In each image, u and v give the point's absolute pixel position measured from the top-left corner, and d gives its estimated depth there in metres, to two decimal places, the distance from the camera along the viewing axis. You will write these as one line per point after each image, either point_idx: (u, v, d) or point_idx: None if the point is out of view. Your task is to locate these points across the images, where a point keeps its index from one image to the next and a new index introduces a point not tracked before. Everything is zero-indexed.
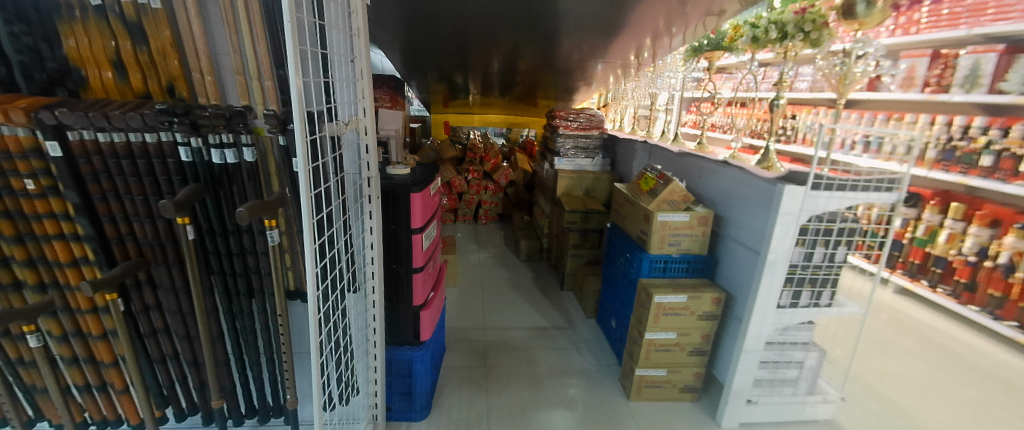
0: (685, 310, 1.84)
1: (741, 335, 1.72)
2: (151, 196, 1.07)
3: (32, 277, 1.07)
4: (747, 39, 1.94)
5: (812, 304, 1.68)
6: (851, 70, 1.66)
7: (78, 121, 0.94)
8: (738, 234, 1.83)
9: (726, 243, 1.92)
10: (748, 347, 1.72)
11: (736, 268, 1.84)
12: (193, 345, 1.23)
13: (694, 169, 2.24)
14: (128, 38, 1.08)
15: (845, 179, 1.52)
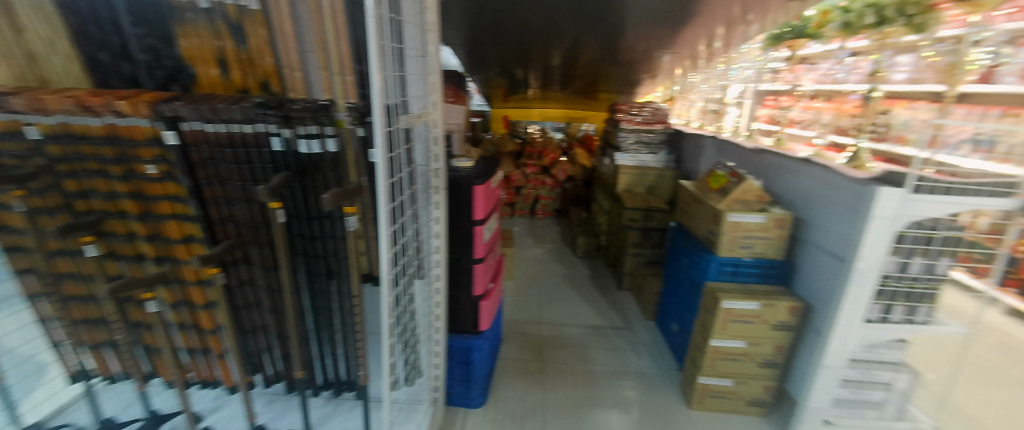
0: (757, 318, 1.68)
1: (820, 350, 1.56)
2: (247, 182, 1.16)
3: (151, 251, 1.21)
4: (838, 25, 1.71)
5: (906, 320, 1.47)
6: (964, 59, 1.34)
7: (192, 114, 1.06)
8: (819, 239, 1.65)
9: (806, 249, 1.74)
10: (829, 364, 1.56)
11: (817, 276, 1.65)
12: (279, 318, 1.35)
13: (772, 168, 2.05)
14: (231, 38, 1.17)
15: (952, 182, 1.29)
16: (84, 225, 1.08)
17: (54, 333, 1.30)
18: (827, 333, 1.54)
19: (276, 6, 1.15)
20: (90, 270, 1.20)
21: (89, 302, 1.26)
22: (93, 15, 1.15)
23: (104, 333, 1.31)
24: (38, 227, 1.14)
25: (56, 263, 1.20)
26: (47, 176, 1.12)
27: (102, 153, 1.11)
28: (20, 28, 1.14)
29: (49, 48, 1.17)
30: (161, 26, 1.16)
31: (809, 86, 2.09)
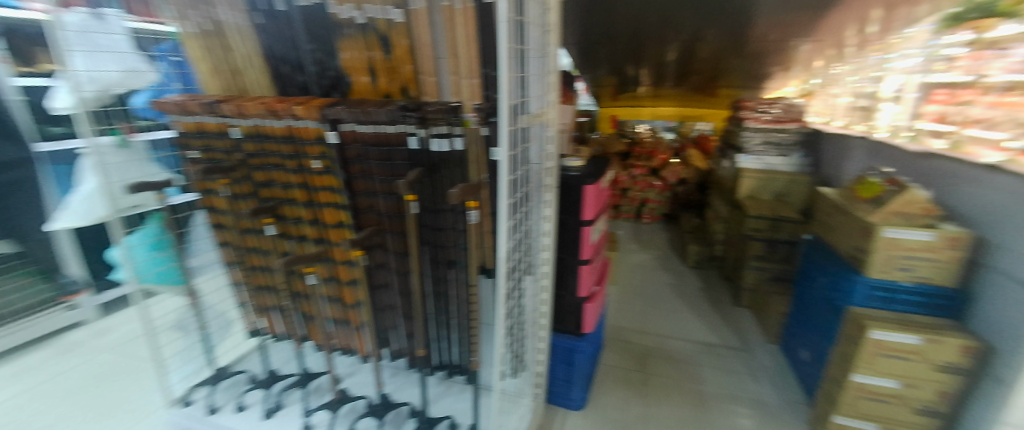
0: (915, 355, 1.37)
1: (1004, 403, 1.26)
2: (389, 177, 1.29)
3: (312, 233, 1.41)
4: None
5: None
6: None
7: (350, 116, 1.19)
8: (1011, 265, 1.28)
9: (988, 276, 1.37)
10: (1013, 421, 1.26)
11: (999, 310, 1.31)
12: (407, 300, 1.48)
13: (942, 176, 1.62)
14: (380, 49, 1.30)
15: None
16: (267, 208, 1.30)
17: (240, 296, 1.58)
18: (1011, 383, 1.24)
19: (417, 16, 1.23)
20: (266, 246, 1.43)
21: (264, 272, 1.48)
22: (279, 33, 1.33)
23: (272, 301, 1.53)
24: (236, 210, 1.39)
25: (247, 239, 1.43)
26: (242, 168, 1.34)
27: (281, 149, 1.30)
28: (228, 47, 1.36)
29: (247, 62, 1.37)
30: (325, 40, 1.32)
31: (1000, 76, 1.40)
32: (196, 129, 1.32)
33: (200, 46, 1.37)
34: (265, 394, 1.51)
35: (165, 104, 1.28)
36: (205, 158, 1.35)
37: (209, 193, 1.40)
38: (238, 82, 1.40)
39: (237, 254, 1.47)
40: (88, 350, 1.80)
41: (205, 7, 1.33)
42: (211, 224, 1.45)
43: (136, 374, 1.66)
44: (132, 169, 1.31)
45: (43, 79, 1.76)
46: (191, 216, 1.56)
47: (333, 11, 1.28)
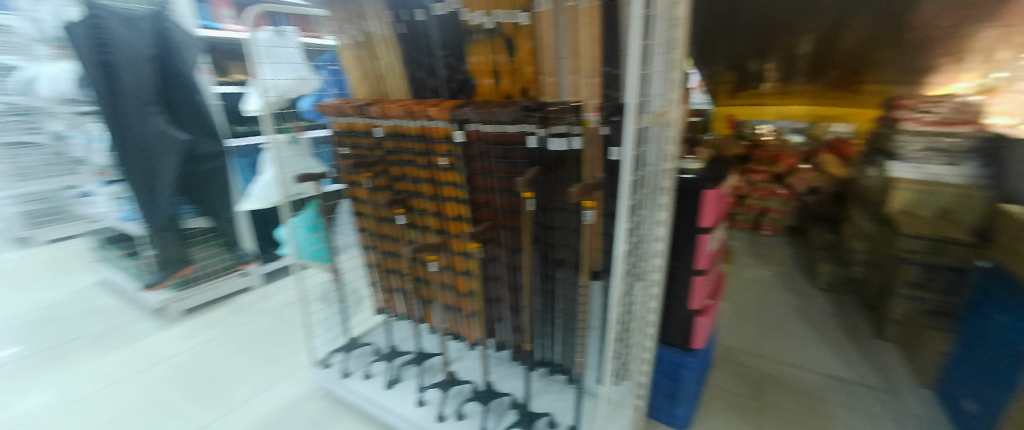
0: None
1: None
2: (508, 174, 1.31)
3: (435, 224, 1.51)
4: None
5: None
6: None
7: (476, 116, 1.24)
8: None
9: None
10: None
11: None
12: (515, 295, 1.50)
13: None
14: (504, 52, 1.33)
15: None
16: (399, 200, 1.45)
17: (372, 276, 1.78)
18: None
19: (542, 17, 1.24)
20: (395, 233, 1.59)
21: (391, 256, 1.66)
22: (415, 42, 1.45)
23: (395, 282, 1.71)
24: (376, 201, 1.56)
25: (383, 227, 1.60)
26: (382, 163, 1.50)
27: (414, 147, 1.42)
28: (375, 56, 1.53)
29: (388, 69, 1.53)
30: (454, 45, 1.40)
31: None
32: (348, 129, 1.51)
33: (351, 57, 1.57)
34: (386, 366, 1.68)
35: (326, 106, 1.49)
36: (351, 153, 1.54)
37: (353, 184, 1.59)
38: (380, 87, 1.58)
39: (371, 238, 1.67)
40: (256, 309, 2.18)
41: (358, 21, 1.50)
42: (354, 212, 1.66)
43: (286, 336, 1.97)
44: (299, 161, 1.53)
45: (236, 88, 2.17)
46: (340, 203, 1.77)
47: (464, 19, 1.34)
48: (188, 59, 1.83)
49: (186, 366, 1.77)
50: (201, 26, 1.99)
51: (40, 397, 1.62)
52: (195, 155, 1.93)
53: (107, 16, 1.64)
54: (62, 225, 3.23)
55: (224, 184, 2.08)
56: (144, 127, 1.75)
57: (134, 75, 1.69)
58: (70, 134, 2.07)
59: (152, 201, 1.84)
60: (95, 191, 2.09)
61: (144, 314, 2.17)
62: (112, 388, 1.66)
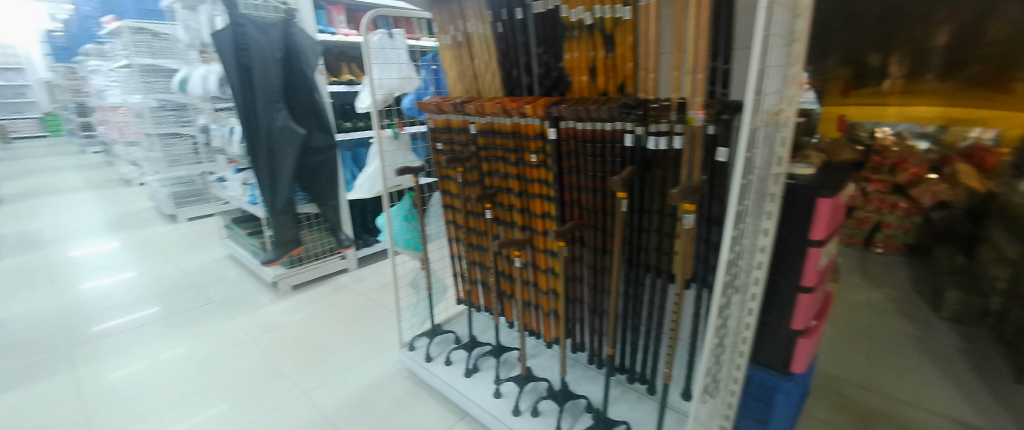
0: None
1: None
2: (602, 173, 1.26)
3: (521, 220, 1.52)
4: None
5: None
6: None
7: (571, 113, 1.21)
8: None
9: None
10: None
11: None
12: (597, 298, 1.44)
13: None
14: (603, 48, 1.30)
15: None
16: (487, 195, 1.47)
17: (456, 267, 1.83)
18: None
19: (645, 11, 1.18)
20: (481, 227, 1.62)
21: (474, 250, 1.70)
22: (512, 41, 1.47)
23: (476, 276, 1.74)
24: (467, 195, 1.60)
25: (470, 222, 1.64)
26: (474, 159, 1.55)
27: (506, 143, 1.44)
28: (472, 54, 1.59)
29: (485, 67, 1.58)
30: (553, 43, 1.40)
31: None
32: (445, 125, 1.58)
33: (450, 57, 1.64)
34: (466, 355, 1.73)
35: (427, 105, 1.57)
36: (446, 149, 1.62)
37: (446, 179, 1.66)
38: (476, 85, 1.64)
39: (456, 231, 1.72)
40: (350, 290, 2.37)
41: (460, 22, 1.56)
42: (443, 204, 1.73)
43: (378, 317, 2.12)
44: (399, 154, 1.63)
45: (343, 87, 2.37)
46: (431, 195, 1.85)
47: (564, 15, 1.34)
48: (308, 61, 2.05)
49: (293, 336, 1.98)
50: (319, 31, 2.21)
51: (185, 349, 1.93)
52: (310, 147, 2.15)
53: (246, 24, 1.88)
54: (202, 206, 3.97)
55: (331, 174, 2.29)
56: (270, 122, 1.98)
57: (265, 76, 1.93)
58: (214, 128, 2.42)
59: (273, 188, 2.07)
60: (232, 177, 2.43)
61: (261, 286, 2.48)
62: (236, 348, 1.92)
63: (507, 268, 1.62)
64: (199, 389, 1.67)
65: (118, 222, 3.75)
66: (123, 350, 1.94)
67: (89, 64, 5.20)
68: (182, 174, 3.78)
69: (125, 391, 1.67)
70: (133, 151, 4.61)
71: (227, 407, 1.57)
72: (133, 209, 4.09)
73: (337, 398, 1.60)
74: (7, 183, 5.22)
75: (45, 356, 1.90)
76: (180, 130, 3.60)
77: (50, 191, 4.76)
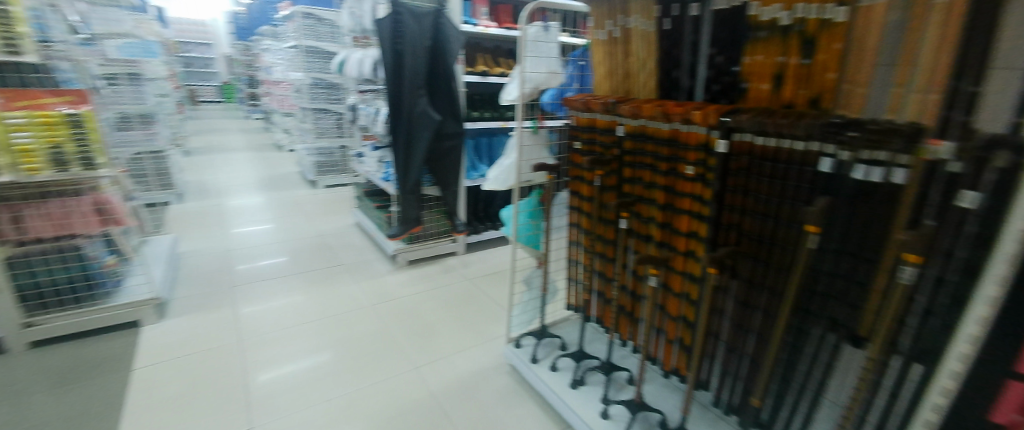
0: None
1: None
2: (786, 200, 1.08)
3: (658, 235, 1.39)
4: None
5: None
6: None
7: (753, 125, 1.04)
8: None
9: None
10: None
11: None
12: (741, 336, 1.26)
13: None
14: (797, 53, 1.08)
15: None
16: (626, 203, 1.35)
17: (572, 271, 1.75)
18: None
19: (867, 14, 0.97)
20: (610, 235, 1.51)
21: (596, 257, 1.59)
22: (678, 39, 1.34)
23: (594, 284, 1.64)
24: (601, 200, 1.50)
25: (599, 229, 1.53)
26: (616, 162, 1.45)
27: (658, 150, 1.32)
28: (629, 51, 1.48)
29: (641, 66, 1.46)
30: (732, 46, 1.24)
31: None
32: (589, 124, 1.49)
33: (602, 53, 1.55)
34: (573, 364, 1.64)
35: (574, 102, 1.48)
36: (583, 149, 1.53)
37: (578, 180, 1.57)
38: (626, 86, 1.53)
39: (579, 235, 1.63)
40: (458, 275, 2.45)
41: (621, 16, 1.46)
42: (569, 205, 1.64)
43: (485, 306, 2.15)
44: (536, 149, 1.58)
45: (477, 77, 2.44)
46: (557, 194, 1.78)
47: (752, 13, 1.15)
48: (452, 51, 2.11)
49: (405, 310, 2.07)
50: (465, 22, 2.28)
51: (316, 303, 2.13)
52: (442, 133, 2.24)
53: (404, 13, 2.00)
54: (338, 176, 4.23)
55: (456, 161, 2.35)
56: (412, 106, 2.10)
57: (414, 62, 2.04)
58: (361, 108, 2.66)
59: (406, 168, 2.20)
60: (370, 154, 2.65)
61: (379, 257, 2.66)
62: (357, 312, 2.06)
63: (634, 283, 1.49)
64: (327, 344, 1.81)
65: (270, 182, 4.36)
66: (270, 294, 2.20)
67: (263, 43, 6.13)
68: (321, 144, 4.13)
69: (269, 332, 1.88)
70: (287, 122, 5.32)
71: (350, 366, 1.68)
72: (282, 172, 4.73)
73: (445, 379, 1.62)
74: (196, 138, 6.42)
75: (213, 287, 2.24)
76: (327, 107, 4.06)
77: (224, 148, 5.73)
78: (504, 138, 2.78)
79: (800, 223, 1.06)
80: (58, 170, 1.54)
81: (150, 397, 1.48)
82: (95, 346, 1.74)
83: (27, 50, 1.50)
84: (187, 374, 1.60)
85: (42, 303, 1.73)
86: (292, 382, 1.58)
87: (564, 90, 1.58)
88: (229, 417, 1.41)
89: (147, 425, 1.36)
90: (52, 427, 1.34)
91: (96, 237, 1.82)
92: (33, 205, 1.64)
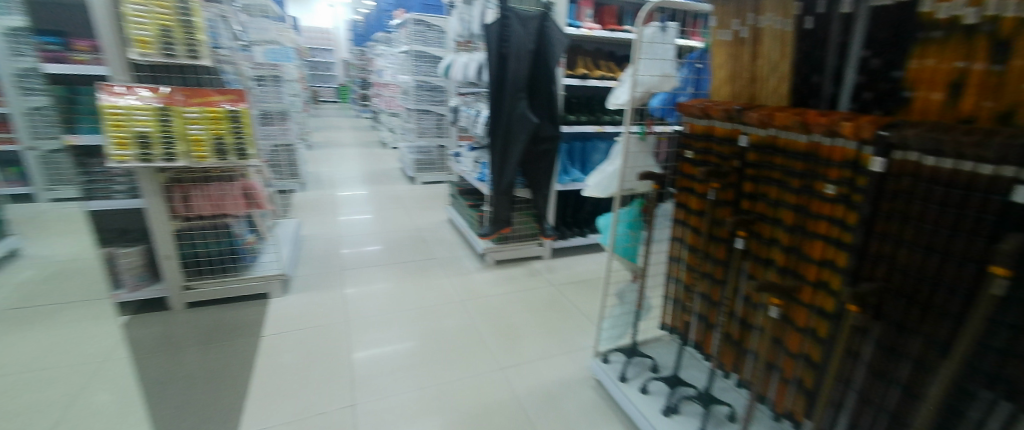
0: None
1: None
2: (961, 233, 0.82)
3: (781, 260, 1.19)
4: None
5: None
6: None
7: (923, 143, 0.83)
8: None
9: None
10: None
11: None
12: (884, 391, 0.99)
13: None
14: (986, 57, 0.78)
15: None
16: (745, 220, 1.19)
17: (668, 288, 1.61)
18: None
19: None
20: (722, 255, 1.37)
21: (702, 277, 1.45)
22: (820, 40, 1.08)
23: (695, 306, 1.49)
24: (715, 216, 1.36)
25: (709, 248, 1.39)
26: (735, 175, 1.29)
27: (791, 165, 1.13)
28: (757, 53, 1.22)
29: (771, 68, 1.19)
30: (895, 47, 0.94)
31: None
32: (705, 132, 1.36)
33: (724, 54, 1.31)
34: (666, 390, 1.52)
35: (690, 108, 1.36)
36: (697, 159, 1.39)
37: (687, 192, 1.44)
38: (752, 90, 1.27)
39: (682, 250, 1.50)
40: (543, 279, 2.44)
41: (751, 14, 1.22)
42: (674, 218, 1.52)
43: (572, 315, 2.10)
44: (642, 157, 1.50)
45: (576, 80, 2.40)
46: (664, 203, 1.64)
47: (925, 9, 0.85)
48: (555, 53, 2.09)
49: (496, 309, 2.12)
50: (568, 25, 2.28)
51: (411, 293, 2.25)
52: (538, 136, 2.24)
53: (512, 17, 2.04)
54: (433, 173, 4.51)
55: (551, 164, 2.34)
56: (511, 109, 2.13)
57: (517, 65, 2.06)
58: (462, 109, 2.78)
59: (501, 169, 2.24)
60: (467, 154, 2.75)
61: (469, 254, 2.76)
62: (448, 306, 2.14)
63: (748, 311, 1.33)
64: (423, 334, 1.90)
65: (375, 176, 4.77)
66: (372, 280, 2.39)
67: (377, 49, 6.76)
68: (421, 143, 4.40)
69: (371, 316, 2.02)
70: (393, 121, 5.80)
71: (441, 358, 1.74)
72: (385, 167, 5.14)
73: (530, 384, 1.61)
74: (318, 134, 7.31)
75: (326, 269, 2.49)
76: (429, 108, 4.32)
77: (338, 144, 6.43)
78: (598, 143, 2.70)
79: (984, 262, 0.80)
80: (220, 158, 1.80)
81: (273, 363, 1.67)
82: (235, 311, 2.03)
83: (204, 55, 1.76)
84: (303, 346, 1.78)
85: (200, 269, 2.05)
86: (389, 366, 1.68)
87: (677, 94, 1.47)
88: (337, 392, 1.53)
89: (273, 386, 1.55)
90: (188, 382, 1.56)
91: (242, 217, 2.12)
92: (195, 186, 1.92)
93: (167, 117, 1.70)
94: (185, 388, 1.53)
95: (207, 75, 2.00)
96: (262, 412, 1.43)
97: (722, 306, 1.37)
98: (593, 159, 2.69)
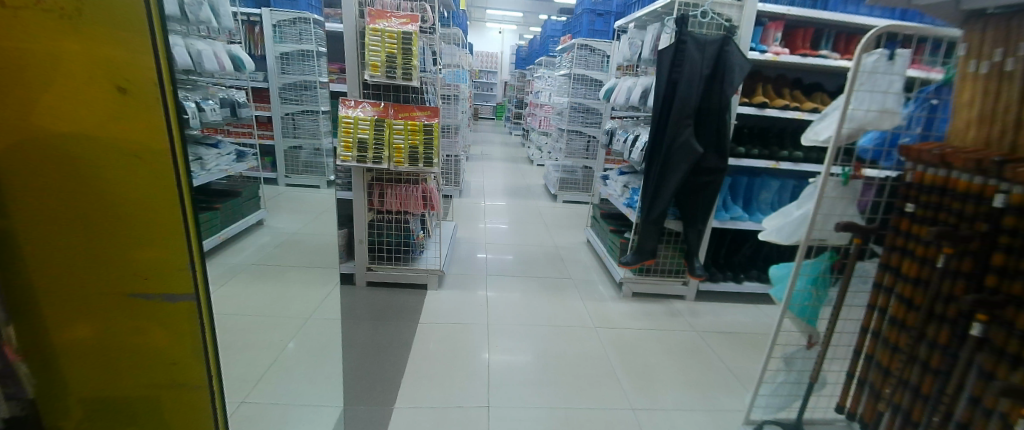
0: None
1: None
2: None
3: None
4: None
5: None
6: None
7: None
8: None
9: None
10: None
11: None
12: None
13: None
14: None
15: None
16: (988, 302, 0.84)
17: (856, 366, 1.21)
18: None
19: None
20: (946, 340, 0.97)
21: (911, 362, 1.04)
22: None
23: (892, 396, 1.08)
24: (943, 290, 0.96)
25: (929, 330, 0.99)
26: (981, 242, 0.90)
27: None
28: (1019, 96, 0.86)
29: None
30: None
31: None
32: (940, 183, 0.98)
33: (971, 92, 0.96)
34: None
35: (922, 153, 1.00)
36: (920, 215, 1.02)
37: (906, 255, 1.05)
38: (1016, 139, 0.88)
39: (885, 323, 1.11)
40: (685, 322, 2.24)
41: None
42: (875, 279, 1.14)
43: (715, 369, 1.88)
44: (842, 203, 1.23)
45: (752, 109, 2.18)
46: (872, 255, 1.30)
47: None
48: (734, 78, 1.93)
49: (632, 345, 2.02)
50: (750, 49, 2.11)
51: (546, 308, 2.31)
52: (700, 167, 2.10)
53: (688, 41, 1.97)
54: (576, 193, 4.60)
55: (711, 196, 2.15)
56: (674, 136, 2.04)
57: (687, 92, 1.98)
58: (618, 133, 2.78)
59: (654, 197, 2.14)
60: (616, 178, 2.73)
61: (604, 280, 2.71)
62: (581, 329, 2.13)
63: (973, 417, 0.89)
64: (556, 352, 1.93)
65: (520, 190, 5.06)
66: (511, 289, 2.52)
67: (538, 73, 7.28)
68: (568, 162, 4.52)
69: (509, 323, 2.14)
70: (544, 140, 6.13)
71: (568, 381, 1.73)
72: (530, 183, 5.44)
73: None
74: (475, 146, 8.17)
75: (474, 271, 2.73)
76: (582, 129, 4.44)
77: (491, 158, 7.05)
78: (769, 180, 2.42)
79: None
80: (412, 164, 2.13)
81: (422, 350, 1.88)
82: (399, 296, 2.37)
83: (414, 78, 2.09)
84: (447, 339, 1.97)
85: (379, 255, 2.46)
86: (520, 377, 1.74)
87: (899, 135, 1.18)
88: (475, 390, 1.65)
89: (423, 372, 1.74)
90: (356, 349, 1.87)
91: (418, 217, 2.47)
92: (390, 186, 2.32)
93: (381, 127, 2.09)
94: (360, 354, 1.83)
95: (412, 93, 2.39)
96: (410, 393, 1.62)
97: (935, 404, 0.98)
98: (761, 196, 2.41)
